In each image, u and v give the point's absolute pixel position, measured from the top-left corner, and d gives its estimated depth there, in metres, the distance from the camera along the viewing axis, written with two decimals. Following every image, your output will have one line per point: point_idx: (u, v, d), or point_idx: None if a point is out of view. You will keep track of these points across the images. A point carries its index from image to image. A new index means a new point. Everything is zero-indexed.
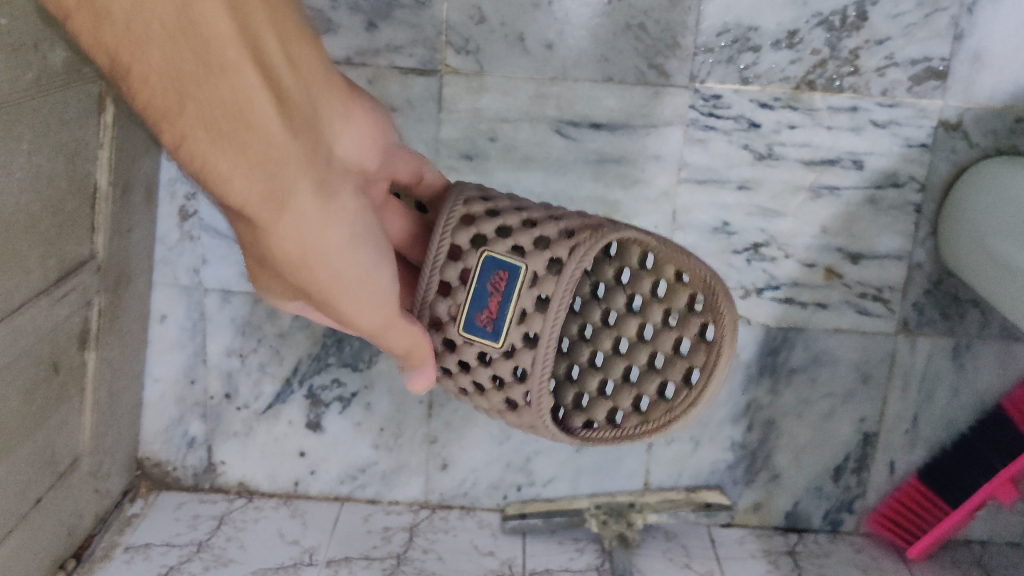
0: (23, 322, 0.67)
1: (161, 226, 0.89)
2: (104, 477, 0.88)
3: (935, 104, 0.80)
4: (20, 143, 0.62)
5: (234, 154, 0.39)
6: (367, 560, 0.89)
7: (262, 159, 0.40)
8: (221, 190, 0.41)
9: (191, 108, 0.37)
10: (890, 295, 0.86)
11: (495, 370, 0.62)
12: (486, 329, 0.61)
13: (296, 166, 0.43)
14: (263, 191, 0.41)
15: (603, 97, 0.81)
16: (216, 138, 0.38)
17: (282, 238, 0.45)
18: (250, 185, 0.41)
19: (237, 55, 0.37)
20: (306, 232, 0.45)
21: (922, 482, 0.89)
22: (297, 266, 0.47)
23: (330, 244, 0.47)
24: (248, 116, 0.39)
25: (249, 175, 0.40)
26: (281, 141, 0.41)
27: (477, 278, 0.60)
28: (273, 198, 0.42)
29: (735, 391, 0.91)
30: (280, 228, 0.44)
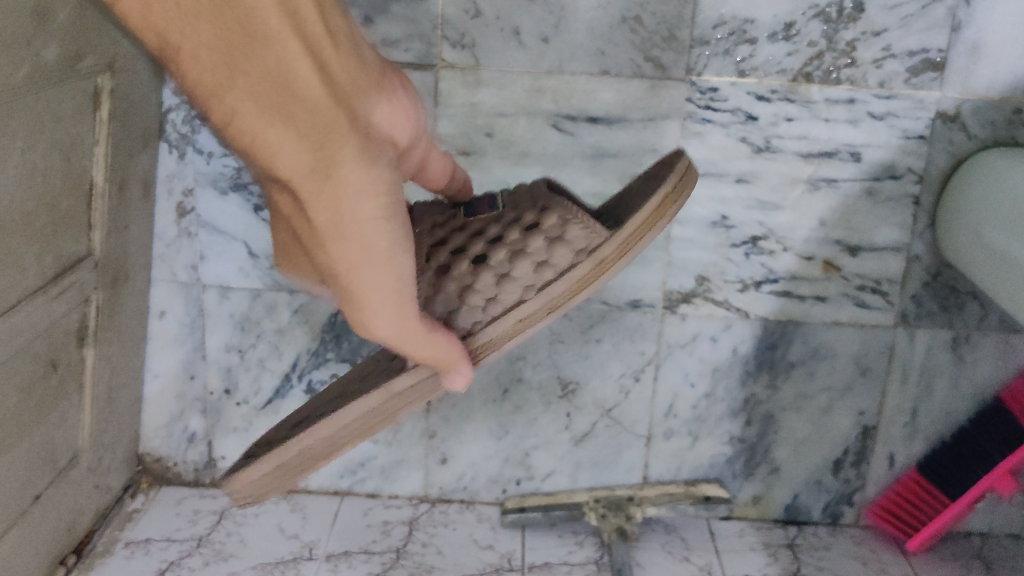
0: (19, 319, 0.67)
1: (159, 221, 0.89)
2: (105, 472, 0.89)
3: (932, 95, 0.80)
4: (14, 139, 0.62)
5: (277, 131, 0.37)
6: (367, 554, 0.89)
7: (309, 129, 0.38)
8: (270, 166, 0.39)
9: (238, 79, 0.36)
10: (888, 288, 0.86)
11: (505, 225, 0.59)
12: (486, 206, 0.62)
13: (346, 142, 0.39)
14: (311, 170, 0.39)
15: (599, 91, 0.81)
16: (260, 116, 0.37)
17: (327, 220, 0.40)
18: (297, 158, 0.38)
19: (278, 21, 0.35)
20: (356, 217, 0.41)
21: (921, 473, 0.89)
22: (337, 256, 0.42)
23: (378, 240, 0.42)
24: (293, 87, 0.37)
25: (297, 146, 0.38)
26: (328, 110, 0.38)
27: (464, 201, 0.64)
28: (324, 174, 0.39)
29: (734, 383, 0.90)
30: (328, 211, 0.40)
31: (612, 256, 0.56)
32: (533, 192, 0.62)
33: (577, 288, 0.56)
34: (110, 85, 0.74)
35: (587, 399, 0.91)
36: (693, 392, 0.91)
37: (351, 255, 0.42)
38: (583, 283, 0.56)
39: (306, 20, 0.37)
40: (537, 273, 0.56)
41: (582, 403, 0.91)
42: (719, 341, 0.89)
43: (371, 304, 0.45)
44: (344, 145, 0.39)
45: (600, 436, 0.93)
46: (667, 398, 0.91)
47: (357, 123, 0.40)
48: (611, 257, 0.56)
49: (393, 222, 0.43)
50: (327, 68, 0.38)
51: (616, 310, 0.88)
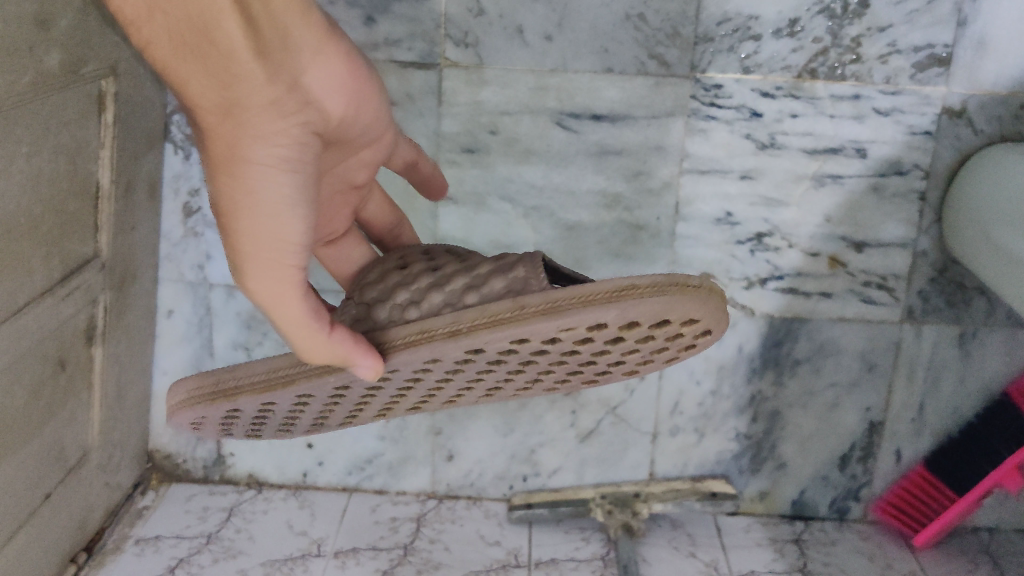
0: (28, 321, 0.68)
1: (166, 222, 0.89)
2: (114, 470, 0.90)
3: (938, 91, 0.79)
4: (19, 145, 0.63)
5: (192, 64, 0.42)
6: (374, 550, 0.90)
7: (218, 73, 0.42)
8: (185, 93, 0.43)
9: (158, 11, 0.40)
10: (894, 284, 0.86)
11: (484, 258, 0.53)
12: None
13: (257, 88, 0.43)
14: (217, 99, 0.42)
15: (603, 88, 0.81)
16: (178, 50, 0.42)
17: (223, 145, 0.44)
18: (205, 87, 0.42)
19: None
20: (247, 150, 0.44)
21: (928, 469, 0.89)
22: (230, 182, 0.45)
23: (269, 183, 0.45)
24: (214, 36, 0.41)
25: (204, 81, 0.42)
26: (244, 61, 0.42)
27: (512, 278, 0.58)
28: (222, 107, 0.43)
29: (741, 380, 0.91)
30: (225, 138, 0.44)
31: (533, 308, 0.44)
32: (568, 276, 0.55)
33: (482, 322, 0.44)
34: (114, 88, 0.75)
35: (593, 396, 0.92)
36: (698, 389, 0.91)
37: (235, 185, 0.45)
38: (490, 320, 0.44)
39: None
40: (462, 296, 0.48)
41: (588, 400, 0.92)
42: (724, 339, 0.89)
43: (258, 246, 0.46)
44: (251, 89, 0.43)
45: (606, 433, 0.93)
46: (672, 395, 0.91)
47: (273, 82, 0.43)
48: (530, 310, 0.43)
49: (285, 170, 0.45)
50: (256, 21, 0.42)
51: None
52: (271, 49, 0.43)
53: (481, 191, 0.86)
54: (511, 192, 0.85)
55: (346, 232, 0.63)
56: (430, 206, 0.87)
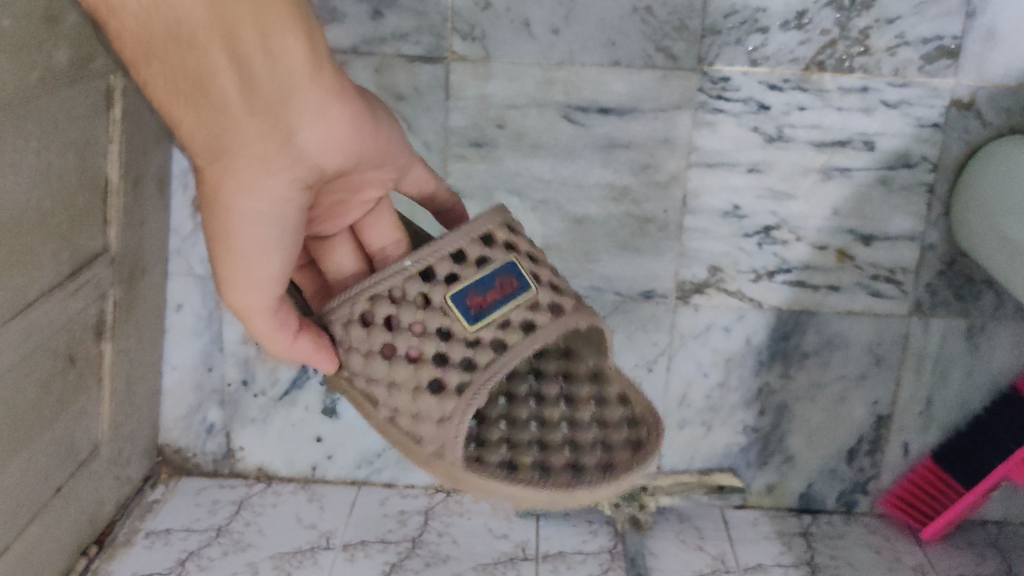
0: (38, 316, 0.68)
1: (175, 216, 0.90)
2: (125, 464, 0.90)
3: (946, 83, 0.79)
4: (27, 142, 0.63)
5: (189, 107, 0.49)
6: (383, 543, 0.90)
7: (210, 124, 0.50)
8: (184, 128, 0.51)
9: (156, 57, 0.48)
10: (902, 277, 0.86)
11: (447, 348, 0.53)
12: (469, 312, 0.53)
13: (245, 135, 0.49)
14: (206, 139, 0.50)
15: (610, 82, 0.81)
16: (178, 93, 0.49)
17: (211, 184, 0.52)
18: (197, 127, 0.50)
19: (204, 39, 0.46)
20: (228, 194, 0.52)
21: (936, 463, 0.89)
22: (217, 217, 0.53)
23: (247, 218, 0.52)
24: (209, 86, 0.48)
25: (195, 122, 0.50)
26: (235, 115, 0.49)
27: (493, 269, 0.54)
28: (211, 151, 0.51)
29: (749, 372, 0.90)
30: (212, 178, 0.52)
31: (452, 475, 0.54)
32: (545, 325, 0.53)
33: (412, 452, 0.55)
34: (122, 84, 0.75)
35: None
36: (706, 381, 0.91)
37: (217, 220, 0.53)
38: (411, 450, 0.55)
39: (246, 40, 0.46)
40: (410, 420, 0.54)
41: None
42: (732, 332, 0.89)
43: (236, 272, 0.54)
44: (240, 137, 0.49)
45: None
46: (679, 388, 0.91)
47: (264, 142, 0.50)
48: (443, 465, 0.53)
49: (266, 220, 0.52)
50: (254, 76, 0.48)
51: (630, 300, 0.88)
52: (271, 104, 0.49)
53: (488, 185, 0.86)
54: (518, 185, 0.85)
55: (336, 235, 0.61)
56: None
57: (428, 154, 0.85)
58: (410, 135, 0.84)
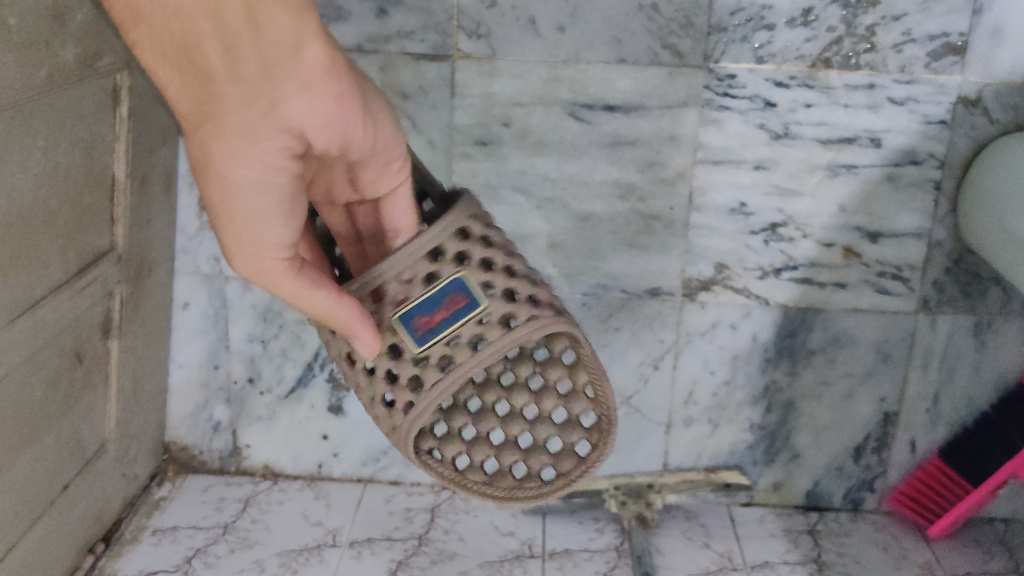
0: (45, 314, 0.69)
1: (181, 214, 0.90)
2: (132, 462, 0.90)
3: (953, 80, 0.79)
4: (34, 140, 0.63)
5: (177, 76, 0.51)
6: (389, 540, 0.91)
7: (199, 90, 0.51)
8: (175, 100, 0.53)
9: (146, 21, 0.49)
10: (909, 274, 0.86)
11: (396, 366, 0.59)
12: (416, 331, 0.58)
13: (229, 104, 0.50)
14: (193, 107, 0.52)
15: (616, 79, 0.81)
16: (165, 63, 0.51)
17: (201, 153, 0.53)
18: (184, 97, 0.52)
19: (190, 3, 0.47)
20: (217, 163, 0.53)
21: (943, 461, 0.89)
22: (210, 186, 0.54)
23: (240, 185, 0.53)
24: (193, 54, 0.49)
25: (183, 91, 0.51)
26: (221, 82, 0.50)
27: (440, 288, 0.58)
28: (199, 116, 0.52)
29: (755, 369, 0.90)
30: (199, 147, 0.53)
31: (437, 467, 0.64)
32: (490, 341, 0.57)
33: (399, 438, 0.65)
34: (129, 82, 0.75)
35: None
36: (713, 379, 0.91)
37: (212, 191, 0.54)
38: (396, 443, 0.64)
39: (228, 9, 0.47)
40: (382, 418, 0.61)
41: None
42: (738, 329, 0.89)
43: (238, 238, 0.55)
44: (224, 106, 0.51)
45: (620, 424, 0.93)
46: (685, 385, 0.91)
47: (250, 110, 0.51)
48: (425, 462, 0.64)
49: (260, 187, 0.54)
50: (237, 47, 0.48)
51: (635, 298, 0.88)
52: (254, 75, 0.50)
53: (494, 183, 0.86)
54: (524, 183, 0.85)
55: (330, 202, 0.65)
56: None
57: (434, 151, 0.85)
58: (416, 133, 0.85)
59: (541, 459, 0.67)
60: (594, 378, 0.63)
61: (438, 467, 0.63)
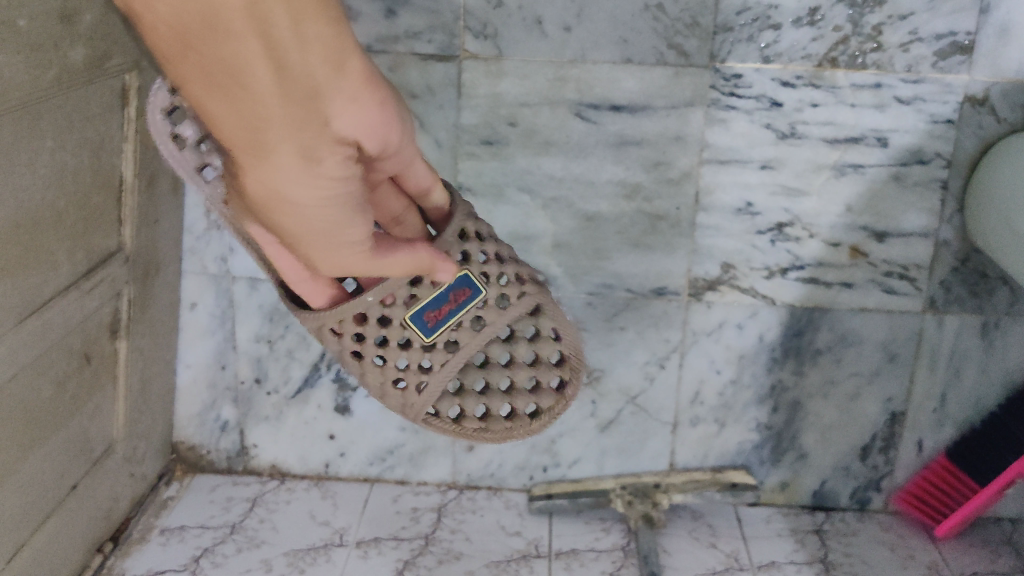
0: (53, 315, 0.69)
1: (189, 214, 0.90)
2: (140, 461, 0.91)
3: (960, 79, 0.79)
4: (42, 141, 0.64)
5: (226, 109, 0.44)
6: (396, 540, 0.91)
7: (249, 117, 0.44)
8: (220, 130, 0.46)
9: (190, 51, 0.41)
10: (916, 274, 0.86)
11: (407, 356, 0.63)
12: (428, 324, 0.62)
13: (284, 130, 0.45)
14: (248, 140, 0.46)
15: (623, 79, 0.81)
16: (211, 95, 0.44)
17: (258, 180, 0.48)
18: (234, 129, 0.45)
19: (238, 23, 0.40)
20: (279, 188, 0.48)
21: (949, 460, 0.88)
22: (275, 208, 0.50)
23: (309, 204, 0.49)
24: (244, 80, 0.42)
25: (235, 122, 0.45)
26: (269, 105, 0.44)
27: (444, 284, 0.61)
28: (254, 149, 0.46)
29: (762, 369, 0.90)
30: (254, 175, 0.48)
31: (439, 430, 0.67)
32: (491, 321, 0.62)
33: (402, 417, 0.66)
34: (137, 83, 0.75)
35: (612, 386, 0.92)
36: (719, 378, 0.91)
37: (272, 210, 0.50)
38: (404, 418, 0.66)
39: (277, 28, 0.41)
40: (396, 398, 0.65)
41: (608, 389, 0.92)
42: (745, 329, 0.89)
43: (313, 243, 0.52)
44: (281, 132, 0.45)
45: (627, 423, 0.93)
46: (692, 385, 0.91)
47: (302, 126, 0.45)
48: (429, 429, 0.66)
49: (330, 203, 0.49)
50: (289, 68, 0.43)
51: (642, 297, 0.88)
52: (310, 94, 0.45)
53: (500, 183, 0.86)
54: (530, 183, 0.85)
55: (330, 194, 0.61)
56: None
57: (440, 152, 0.85)
58: (422, 133, 0.85)
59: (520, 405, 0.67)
60: (558, 320, 0.65)
61: (438, 424, 0.66)
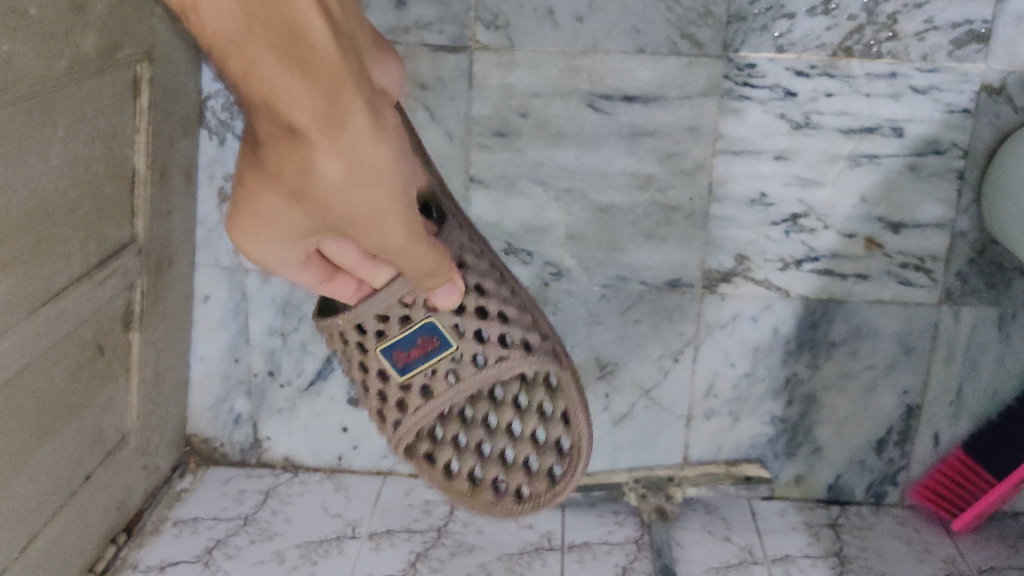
0: (67, 304, 0.69)
1: (201, 207, 0.90)
2: (153, 453, 0.91)
3: (977, 68, 0.78)
4: (54, 131, 0.64)
5: (292, 78, 0.41)
6: (409, 532, 0.91)
7: (324, 81, 0.42)
8: (283, 112, 0.42)
9: (256, 25, 0.40)
10: (932, 265, 0.85)
11: (385, 390, 0.65)
12: (398, 363, 0.63)
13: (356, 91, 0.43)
14: (325, 112, 0.42)
15: (636, 69, 0.81)
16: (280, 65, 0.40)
17: (333, 160, 0.44)
18: (307, 106, 0.42)
19: None
20: (365, 156, 0.45)
21: (966, 454, 0.88)
22: (356, 193, 0.46)
23: (388, 167, 0.46)
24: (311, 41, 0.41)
25: (306, 90, 0.41)
26: (340, 63, 0.42)
27: (411, 330, 0.62)
28: (329, 120, 0.43)
29: (776, 362, 0.90)
30: (331, 151, 0.44)
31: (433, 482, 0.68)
32: (465, 378, 0.63)
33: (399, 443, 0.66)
34: (148, 75, 0.75)
35: (625, 379, 0.92)
36: (733, 371, 0.90)
37: (353, 195, 0.47)
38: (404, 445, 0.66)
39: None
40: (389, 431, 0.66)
41: (620, 383, 0.92)
42: (759, 321, 0.88)
43: (391, 219, 0.49)
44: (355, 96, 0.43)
45: (639, 417, 0.93)
46: (705, 378, 0.91)
47: (358, 76, 0.43)
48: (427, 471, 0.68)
49: (402, 164, 0.47)
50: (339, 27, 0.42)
51: (655, 290, 0.88)
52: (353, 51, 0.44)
53: (511, 175, 0.85)
54: (542, 175, 0.85)
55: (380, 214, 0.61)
56: (462, 188, 0.86)
57: (451, 144, 0.85)
58: (434, 126, 0.85)
59: (519, 475, 0.69)
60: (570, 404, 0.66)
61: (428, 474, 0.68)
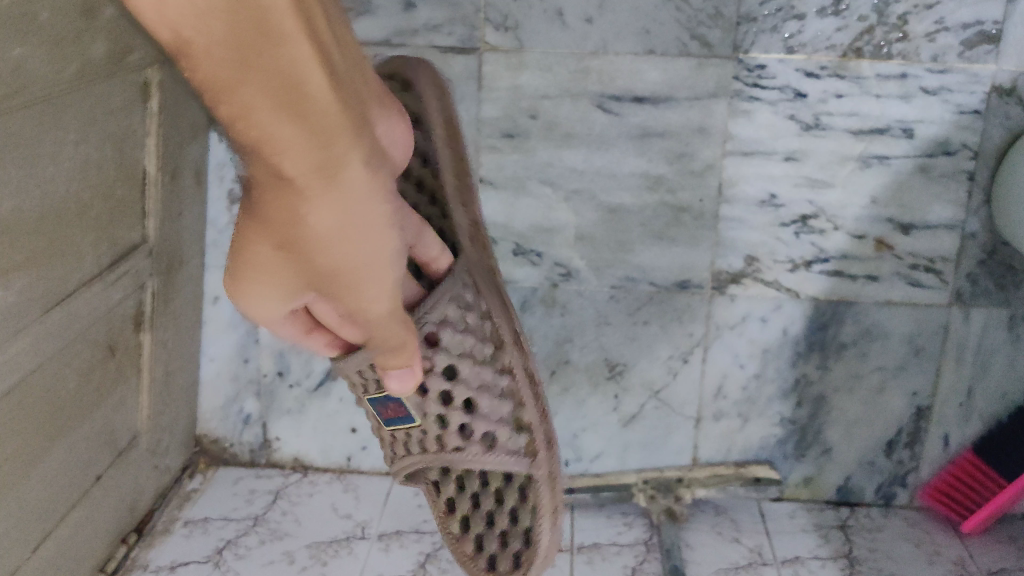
0: (79, 305, 0.69)
1: (211, 209, 0.90)
2: (164, 453, 0.91)
3: (987, 69, 0.78)
4: (65, 134, 0.64)
5: (289, 128, 0.40)
6: (418, 533, 0.91)
7: (317, 131, 0.41)
8: (278, 162, 0.41)
9: (251, 77, 0.38)
10: (942, 266, 0.85)
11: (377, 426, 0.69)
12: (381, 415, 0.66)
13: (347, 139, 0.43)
14: (319, 161, 0.42)
15: (645, 70, 0.81)
16: (276, 117, 0.39)
17: (322, 214, 0.44)
18: (301, 156, 0.41)
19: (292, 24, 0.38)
20: (355, 208, 0.45)
21: (977, 456, 0.87)
22: (343, 246, 0.46)
23: (374, 217, 0.46)
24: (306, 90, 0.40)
25: (301, 143, 0.41)
26: (334, 111, 0.41)
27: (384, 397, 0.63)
28: (318, 174, 0.42)
29: (785, 363, 0.90)
30: (321, 202, 0.44)
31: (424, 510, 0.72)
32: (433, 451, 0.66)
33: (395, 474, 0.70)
34: (158, 78, 0.76)
35: (634, 380, 0.92)
36: (742, 372, 0.90)
37: (337, 246, 0.46)
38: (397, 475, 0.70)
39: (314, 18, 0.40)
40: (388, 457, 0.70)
41: (630, 384, 0.92)
42: (768, 322, 0.88)
43: (373, 269, 0.49)
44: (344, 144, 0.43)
45: (648, 418, 0.93)
46: (715, 379, 0.91)
47: (353, 126, 0.43)
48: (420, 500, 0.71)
49: (383, 216, 0.47)
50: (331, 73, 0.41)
51: (664, 291, 0.88)
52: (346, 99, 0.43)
53: (521, 176, 0.85)
54: (551, 176, 0.85)
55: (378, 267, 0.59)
56: None
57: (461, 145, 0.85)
58: None
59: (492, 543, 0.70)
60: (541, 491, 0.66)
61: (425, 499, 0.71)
